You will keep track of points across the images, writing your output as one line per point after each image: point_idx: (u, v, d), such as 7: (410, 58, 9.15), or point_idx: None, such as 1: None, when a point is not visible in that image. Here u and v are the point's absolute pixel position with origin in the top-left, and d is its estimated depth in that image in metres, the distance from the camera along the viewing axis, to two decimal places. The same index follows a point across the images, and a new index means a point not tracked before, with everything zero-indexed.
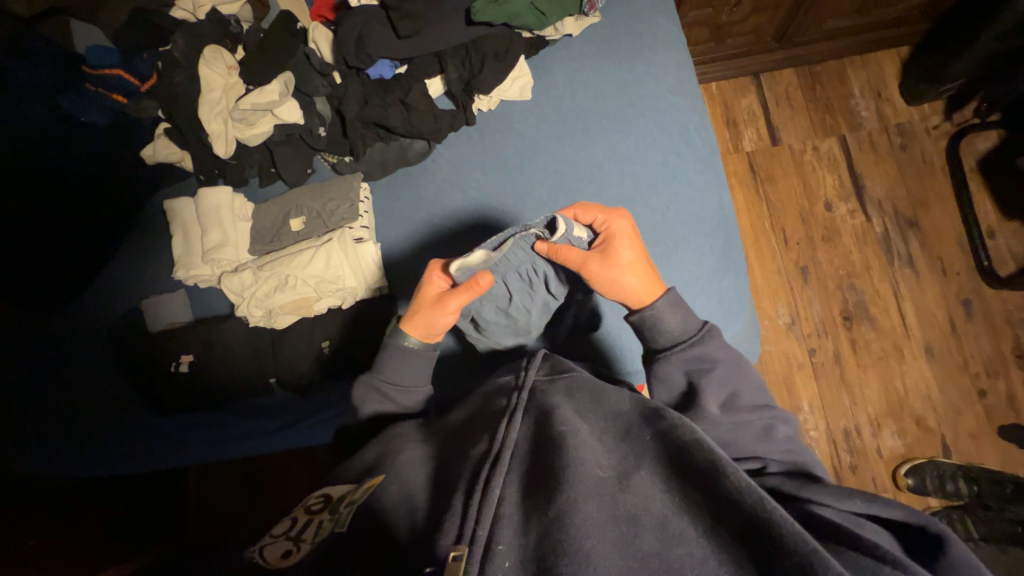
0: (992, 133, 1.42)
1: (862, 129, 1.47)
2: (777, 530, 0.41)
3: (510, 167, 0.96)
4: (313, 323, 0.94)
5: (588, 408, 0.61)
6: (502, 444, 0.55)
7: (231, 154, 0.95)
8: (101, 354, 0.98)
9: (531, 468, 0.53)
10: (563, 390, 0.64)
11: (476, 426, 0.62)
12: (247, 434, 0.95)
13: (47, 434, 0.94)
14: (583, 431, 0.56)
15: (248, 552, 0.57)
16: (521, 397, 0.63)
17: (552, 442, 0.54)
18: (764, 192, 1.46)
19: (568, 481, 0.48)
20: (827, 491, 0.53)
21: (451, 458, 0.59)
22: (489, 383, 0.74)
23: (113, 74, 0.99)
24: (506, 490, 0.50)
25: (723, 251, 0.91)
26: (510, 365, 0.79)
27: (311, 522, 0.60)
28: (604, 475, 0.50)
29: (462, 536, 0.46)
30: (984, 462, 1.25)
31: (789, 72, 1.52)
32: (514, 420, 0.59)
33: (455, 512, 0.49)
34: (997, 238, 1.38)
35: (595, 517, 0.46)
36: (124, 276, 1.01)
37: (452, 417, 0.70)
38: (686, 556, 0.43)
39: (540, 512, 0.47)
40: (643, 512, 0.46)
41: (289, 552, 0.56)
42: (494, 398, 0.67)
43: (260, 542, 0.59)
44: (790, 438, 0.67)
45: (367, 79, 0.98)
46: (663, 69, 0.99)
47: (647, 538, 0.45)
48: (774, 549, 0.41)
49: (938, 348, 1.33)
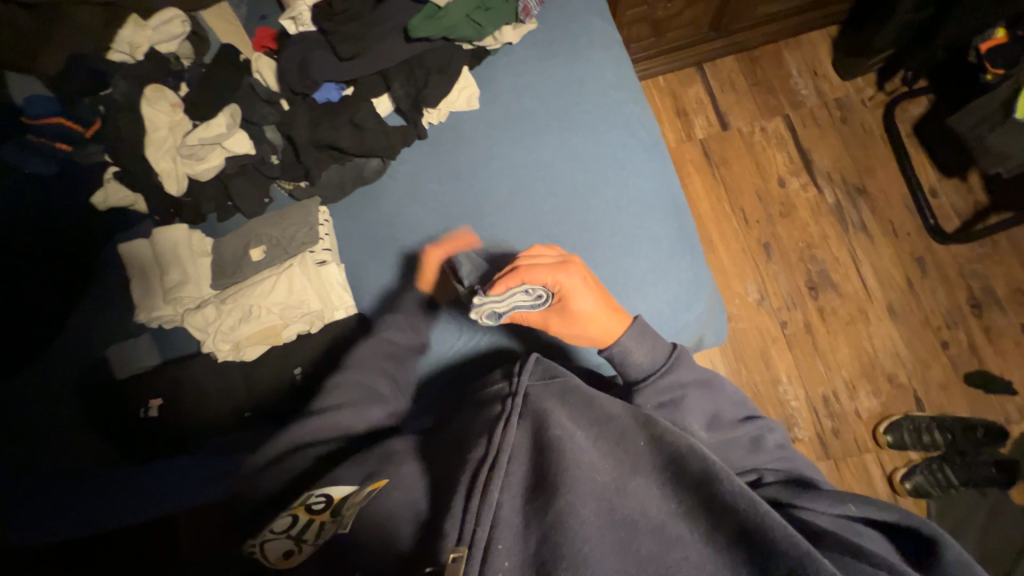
0: (922, 99, 1.50)
1: (804, 107, 1.54)
2: (770, 535, 0.44)
3: (465, 175, 0.98)
4: (283, 352, 0.93)
5: (583, 411, 0.59)
6: (499, 449, 0.53)
7: (183, 191, 0.96)
8: (69, 405, 0.95)
9: (529, 471, 0.52)
10: (556, 394, 0.61)
11: (469, 432, 0.59)
12: (217, 475, 0.89)
13: (22, 498, 0.91)
14: (579, 436, 0.54)
15: (250, 543, 0.63)
16: (515, 403, 0.59)
17: (548, 447, 0.53)
18: (720, 175, 1.51)
19: (565, 486, 0.48)
20: (819, 496, 0.58)
21: (447, 469, 0.56)
22: (476, 396, 0.68)
23: (54, 122, 0.95)
24: (503, 496, 0.49)
25: (678, 234, 0.94)
26: (503, 369, 0.73)
27: (312, 523, 0.60)
28: (602, 479, 0.50)
29: (463, 539, 0.46)
30: (956, 411, 1.31)
31: (730, 60, 1.59)
32: (511, 425, 0.56)
33: (455, 515, 0.49)
34: (940, 197, 1.45)
35: (594, 521, 0.46)
36: (85, 327, 0.99)
37: (448, 429, 0.64)
38: (682, 559, 0.45)
39: (539, 516, 0.47)
40: (640, 516, 0.47)
41: (292, 550, 0.59)
42: (487, 406, 0.63)
43: (263, 536, 0.62)
44: (780, 446, 0.70)
45: (314, 104, 0.99)
46: (602, 67, 1.02)
47: (644, 541, 0.46)
48: (766, 553, 0.44)
49: (900, 306, 1.39)
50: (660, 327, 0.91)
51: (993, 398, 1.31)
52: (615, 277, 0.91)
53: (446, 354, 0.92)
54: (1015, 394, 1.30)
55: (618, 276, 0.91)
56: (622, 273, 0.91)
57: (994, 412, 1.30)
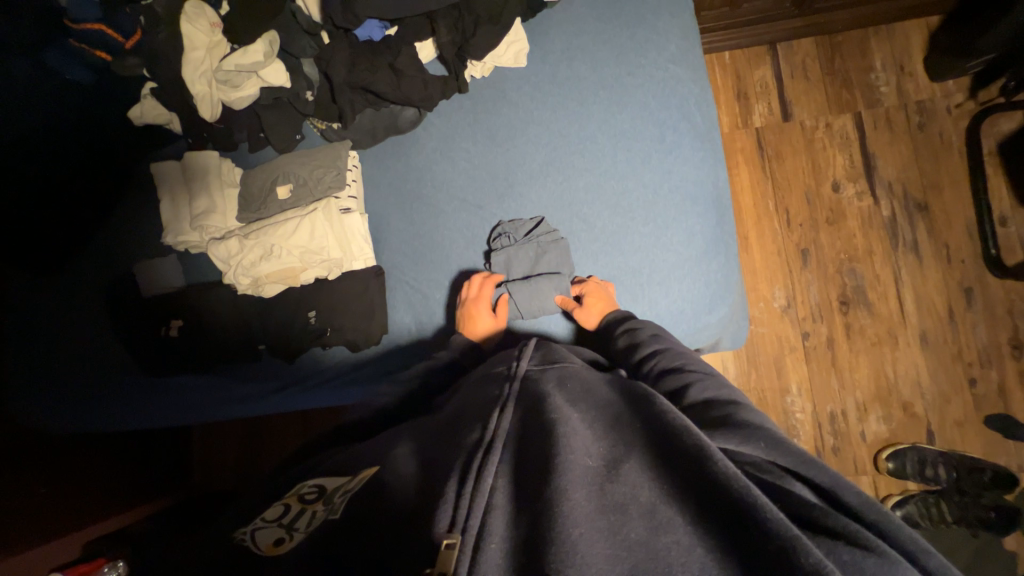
0: (1016, 115, 1.34)
1: (880, 106, 1.40)
2: (761, 515, 0.38)
3: (501, 138, 0.95)
4: (300, 293, 0.95)
5: (579, 396, 0.58)
6: (494, 434, 0.52)
7: (216, 117, 0.94)
8: (98, 313, 1.00)
9: (523, 455, 0.50)
10: (554, 378, 0.62)
11: (468, 416, 0.58)
12: (235, 398, 0.97)
13: (60, 389, 1.00)
14: (574, 419, 0.52)
15: (239, 534, 0.53)
16: (514, 388, 0.59)
17: (542, 432, 0.51)
18: (770, 170, 1.41)
19: (556, 470, 0.45)
20: (734, 434, 0.52)
21: (443, 452, 0.54)
22: (482, 371, 0.70)
23: (94, 30, 0.91)
24: (498, 480, 0.47)
25: (714, 231, 0.89)
26: (499, 353, 0.75)
27: (305, 511, 0.53)
28: (593, 463, 0.47)
29: (455, 525, 0.43)
30: (966, 450, 1.27)
31: (808, 42, 1.44)
32: (507, 410, 0.55)
33: (448, 500, 0.46)
34: (1008, 226, 1.33)
35: (584, 505, 0.42)
36: (116, 241, 1.02)
37: (444, 411, 0.64)
38: (673, 544, 0.39)
39: (531, 502, 0.44)
40: (631, 500, 0.43)
41: (282, 540, 0.51)
42: (487, 387, 0.63)
43: (254, 524, 0.54)
44: (721, 387, 0.63)
45: (355, 40, 0.94)
46: (665, 37, 0.94)
47: (633, 527, 0.41)
48: (756, 535, 0.38)
49: (934, 336, 1.32)
50: (677, 325, 0.89)
51: (1010, 443, 1.26)
52: (640, 266, 0.89)
53: (454, 318, 0.93)
54: None
55: (642, 266, 0.89)
56: (648, 263, 0.89)
57: (1007, 458, 1.25)
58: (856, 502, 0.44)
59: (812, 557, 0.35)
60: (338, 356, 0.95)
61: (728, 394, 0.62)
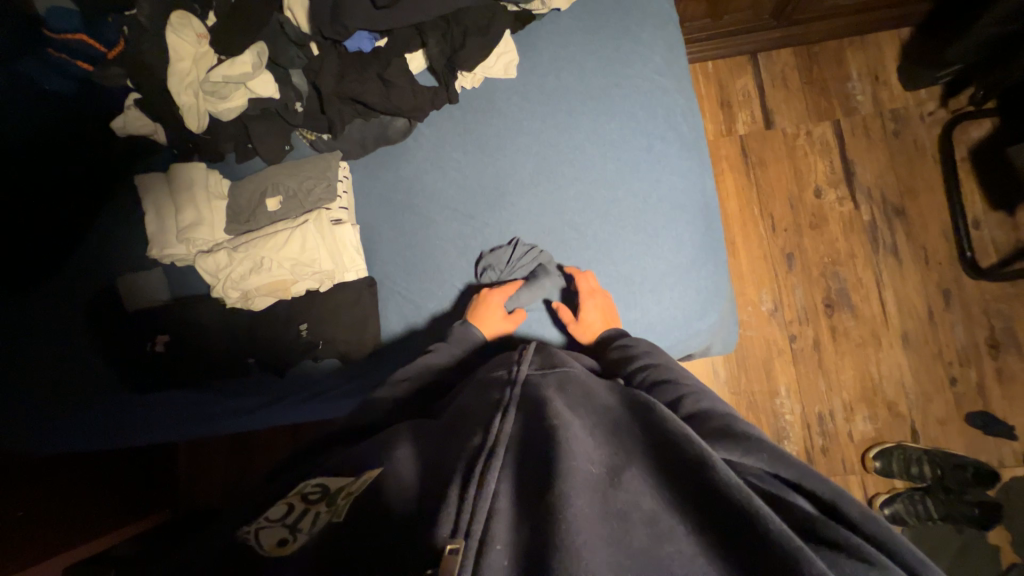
0: (985, 122, 1.40)
1: (857, 114, 1.45)
2: (763, 525, 0.39)
3: (492, 148, 0.95)
4: (291, 305, 0.94)
5: (580, 402, 0.58)
6: (496, 438, 0.51)
7: (203, 127, 0.93)
8: (79, 328, 0.97)
9: (525, 460, 0.50)
10: (554, 382, 0.62)
11: (468, 421, 0.57)
12: (223, 414, 0.95)
13: (36, 409, 0.96)
14: (576, 425, 0.52)
15: (242, 532, 0.52)
16: (515, 392, 0.59)
17: (544, 437, 0.51)
18: (755, 177, 1.45)
19: (559, 476, 0.45)
20: (737, 446, 0.54)
21: (443, 458, 0.53)
22: (481, 376, 0.69)
23: (77, 40, 0.91)
24: (501, 485, 0.47)
25: (702, 238, 0.91)
26: (496, 358, 0.75)
27: (308, 511, 0.53)
28: (595, 470, 0.47)
29: (458, 529, 0.43)
30: (949, 448, 1.30)
31: (787, 52, 1.48)
32: (508, 414, 0.55)
33: (450, 504, 0.45)
34: (981, 229, 1.38)
35: (587, 511, 0.42)
36: (98, 254, 0.99)
37: (444, 414, 0.64)
38: (675, 553, 0.40)
39: (534, 508, 0.44)
40: (633, 508, 0.43)
41: (286, 540, 0.50)
42: (487, 391, 0.63)
43: (257, 523, 0.53)
44: (718, 400, 0.64)
45: (344, 52, 0.94)
46: (651, 48, 0.96)
47: (637, 535, 0.42)
48: (757, 544, 0.38)
49: (914, 336, 1.36)
50: (669, 332, 0.90)
51: (990, 439, 1.30)
52: (631, 274, 0.90)
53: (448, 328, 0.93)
54: (1014, 439, 1.29)
55: (634, 273, 0.90)
56: (638, 271, 0.90)
57: (987, 454, 1.29)
58: (853, 513, 0.45)
59: (813, 566, 0.36)
60: (330, 369, 0.94)
61: (726, 408, 0.63)
